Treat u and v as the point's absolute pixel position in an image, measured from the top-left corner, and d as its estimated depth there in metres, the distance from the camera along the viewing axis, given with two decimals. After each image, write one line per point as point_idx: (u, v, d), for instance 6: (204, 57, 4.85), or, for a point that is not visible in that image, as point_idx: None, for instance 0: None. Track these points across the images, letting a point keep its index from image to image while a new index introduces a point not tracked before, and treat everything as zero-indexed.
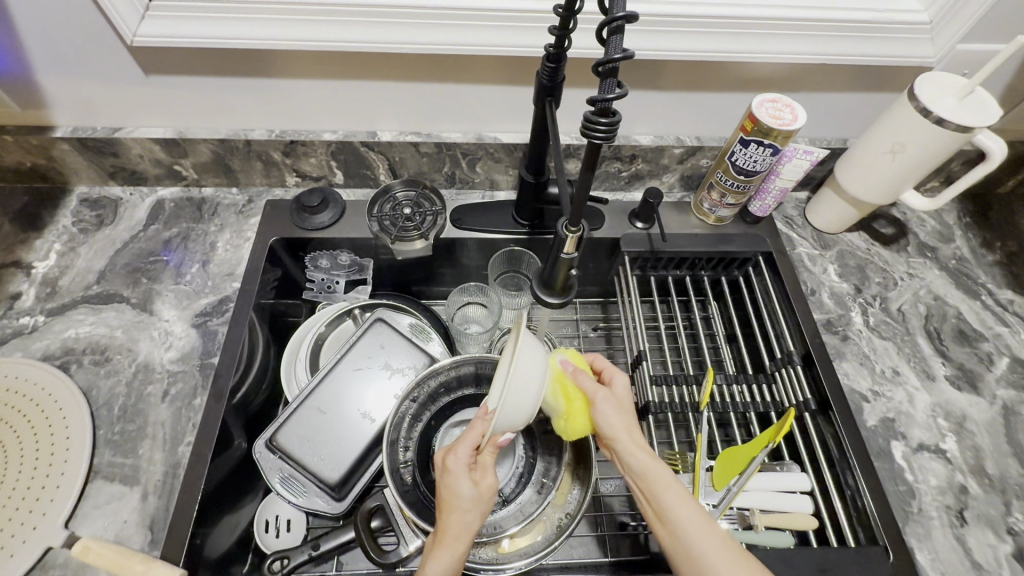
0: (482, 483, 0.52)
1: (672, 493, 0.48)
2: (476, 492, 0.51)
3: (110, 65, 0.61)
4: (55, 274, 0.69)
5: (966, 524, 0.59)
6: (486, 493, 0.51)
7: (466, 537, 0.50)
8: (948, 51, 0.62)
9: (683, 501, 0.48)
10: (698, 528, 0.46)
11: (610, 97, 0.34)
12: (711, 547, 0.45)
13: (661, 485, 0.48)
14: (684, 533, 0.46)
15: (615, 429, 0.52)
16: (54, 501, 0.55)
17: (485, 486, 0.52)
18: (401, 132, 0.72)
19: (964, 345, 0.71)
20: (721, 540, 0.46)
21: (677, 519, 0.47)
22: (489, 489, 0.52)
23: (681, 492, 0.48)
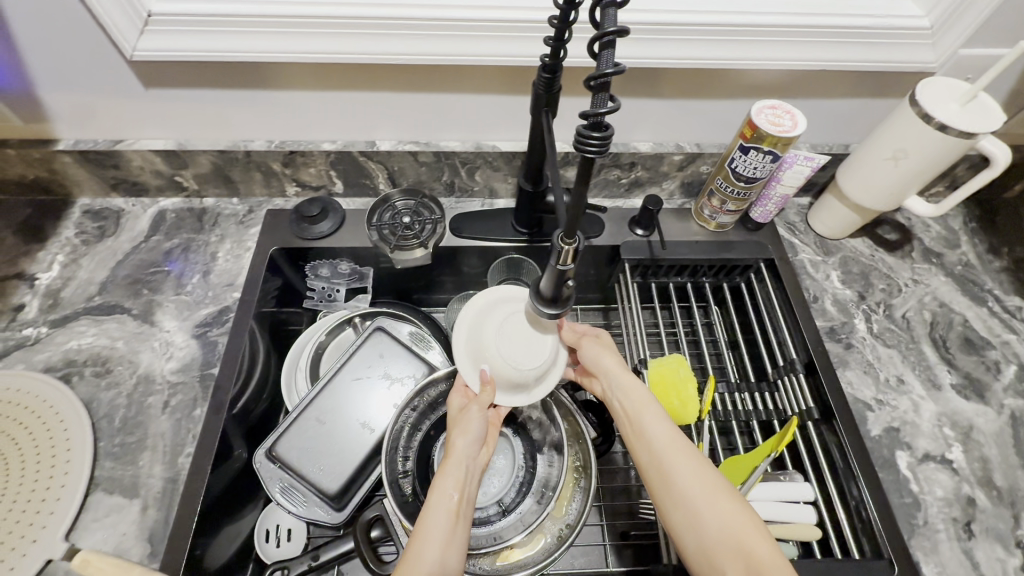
0: (465, 421, 0.57)
1: (650, 417, 0.53)
2: (459, 430, 0.56)
3: (111, 79, 0.61)
4: (57, 286, 0.69)
5: (973, 537, 0.58)
6: (466, 430, 0.56)
7: (452, 472, 0.53)
8: (951, 56, 0.61)
9: (659, 420, 0.53)
10: (667, 442, 0.50)
11: (602, 111, 0.33)
12: (678, 459, 0.49)
13: (644, 412, 0.54)
14: (657, 451, 0.50)
15: (606, 367, 0.59)
16: (54, 513, 0.55)
17: (466, 421, 0.57)
18: (400, 142, 0.72)
19: (970, 353, 0.70)
20: (691, 456, 0.49)
21: (652, 437, 0.51)
22: (472, 427, 0.56)
23: (656, 414, 0.53)
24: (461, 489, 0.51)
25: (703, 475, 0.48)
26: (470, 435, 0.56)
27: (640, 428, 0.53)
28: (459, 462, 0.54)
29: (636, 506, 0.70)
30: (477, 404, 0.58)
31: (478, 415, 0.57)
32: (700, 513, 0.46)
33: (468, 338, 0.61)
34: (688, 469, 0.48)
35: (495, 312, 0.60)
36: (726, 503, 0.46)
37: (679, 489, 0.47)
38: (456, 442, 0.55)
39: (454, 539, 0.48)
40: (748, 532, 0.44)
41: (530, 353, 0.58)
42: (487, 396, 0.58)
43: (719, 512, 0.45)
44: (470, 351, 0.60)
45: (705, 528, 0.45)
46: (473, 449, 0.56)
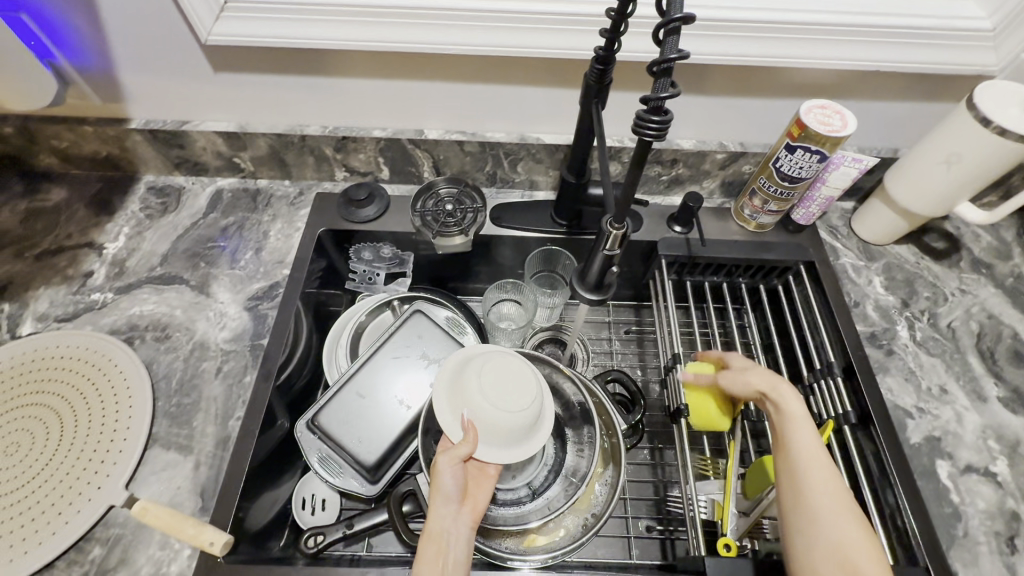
0: (436, 479, 0.53)
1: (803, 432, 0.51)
2: (433, 488, 0.52)
3: (186, 63, 0.66)
4: (123, 255, 0.74)
5: (1017, 552, 0.56)
6: (437, 490, 0.52)
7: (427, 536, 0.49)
8: (1013, 59, 0.59)
9: (810, 438, 0.51)
10: (813, 459, 0.49)
11: (663, 95, 0.35)
12: (820, 476, 0.48)
13: (795, 425, 0.52)
14: (798, 460, 0.49)
15: (762, 380, 0.57)
16: (116, 464, 0.59)
17: (435, 479, 0.53)
18: (448, 131, 0.74)
19: (1020, 366, 0.68)
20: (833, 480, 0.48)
21: (797, 450, 0.50)
22: (445, 485, 0.52)
23: (811, 433, 0.51)
24: (439, 549, 0.48)
25: (839, 499, 0.47)
26: (442, 493, 0.52)
27: (785, 438, 0.52)
28: (436, 524, 0.50)
29: (663, 501, 0.70)
30: (445, 456, 0.53)
31: (449, 469, 0.52)
32: (823, 530, 0.45)
33: (449, 395, 0.57)
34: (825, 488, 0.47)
35: (469, 362, 0.59)
36: (853, 530, 0.45)
37: (809, 500, 0.47)
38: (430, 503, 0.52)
39: None
40: (861, 554, 0.43)
41: (513, 390, 0.55)
42: (463, 446, 0.53)
43: (844, 536, 0.44)
44: (453, 406, 0.56)
45: (820, 545, 0.45)
46: (450, 503, 0.52)
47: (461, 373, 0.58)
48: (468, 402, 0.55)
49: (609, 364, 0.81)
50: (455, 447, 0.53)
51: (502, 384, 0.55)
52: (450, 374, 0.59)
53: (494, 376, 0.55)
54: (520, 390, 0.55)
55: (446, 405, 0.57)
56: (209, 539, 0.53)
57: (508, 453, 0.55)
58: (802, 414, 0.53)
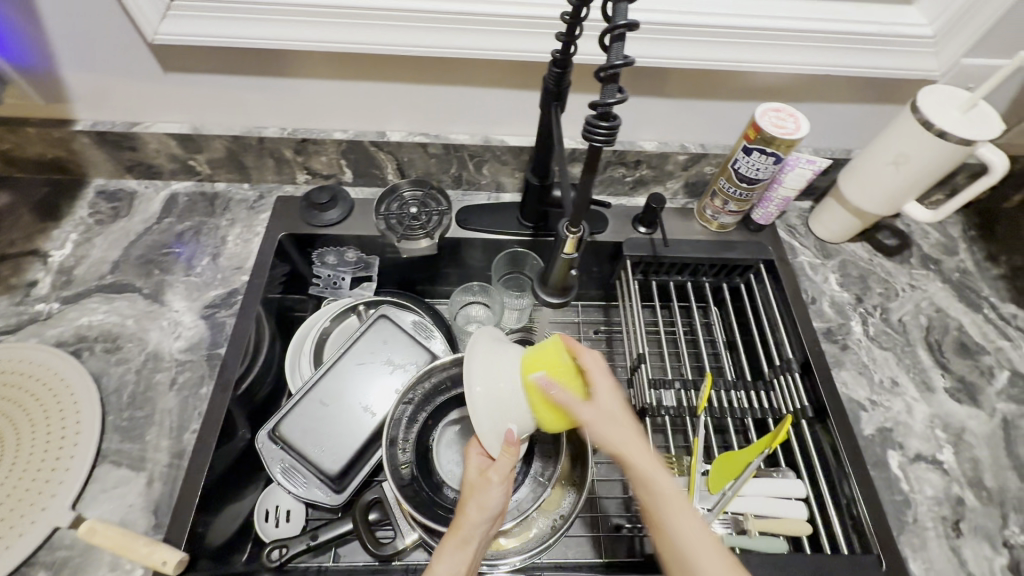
0: (484, 489, 0.54)
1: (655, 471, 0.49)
2: (477, 496, 0.54)
3: (134, 63, 0.63)
4: (71, 263, 0.71)
5: (962, 536, 0.58)
6: (485, 502, 0.54)
7: (461, 541, 0.52)
8: (953, 64, 0.62)
9: (663, 476, 0.49)
10: (671, 500, 0.48)
11: (610, 101, 0.35)
12: (679, 517, 0.47)
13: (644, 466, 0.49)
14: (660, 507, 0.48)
15: (590, 415, 0.51)
16: (63, 483, 0.56)
17: (486, 492, 0.54)
18: (411, 133, 0.73)
19: (964, 357, 0.71)
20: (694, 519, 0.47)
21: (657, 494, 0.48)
22: (491, 500, 0.54)
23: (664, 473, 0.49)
24: (469, 552, 0.52)
25: (704, 540, 0.46)
26: (487, 507, 0.54)
27: (659, 512, 0.48)
28: (472, 533, 0.53)
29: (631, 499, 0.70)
30: (496, 472, 0.54)
31: (498, 485, 0.54)
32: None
33: (486, 396, 0.52)
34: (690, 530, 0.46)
35: (500, 359, 0.54)
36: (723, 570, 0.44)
37: (678, 546, 0.46)
38: (471, 511, 0.54)
39: None
40: None
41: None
42: (509, 460, 0.54)
43: None
44: (490, 413, 0.52)
45: None
46: (489, 518, 0.54)
47: (493, 368, 0.53)
48: (513, 413, 0.53)
49: None
50: (501, 462, 0.54)
51: None
52: (485, 369, 0.53)
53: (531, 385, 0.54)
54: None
55: (483, 407, 0.52)
56: (163, 558, 0.51)
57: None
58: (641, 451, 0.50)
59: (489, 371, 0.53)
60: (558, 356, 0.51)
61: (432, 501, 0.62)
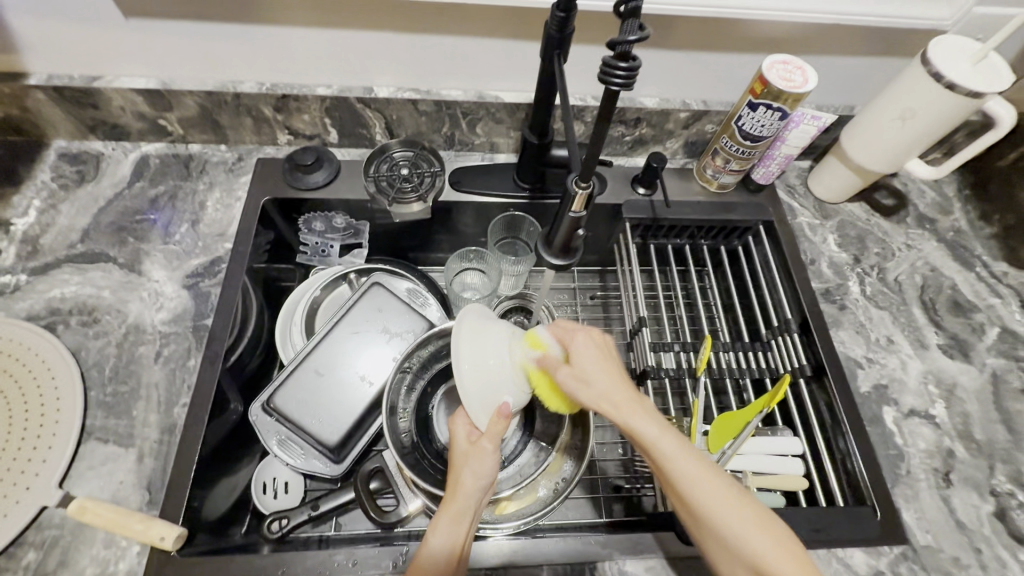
0: (476, 457, 0.52)
1: (666, 446, 0.46)
2: (471, 465, 0.52)
3: (90, 8, 0.57)
4: (36, 232, 0.66)
5: (952, 486, 0.60)
6: (480, 470, 0.52)
7: (455, 509, 0.50)
8: (965, 13, 0.60)
9: (675, 450, 0.46)
10: (688, 472, 0.45)
11: (631, 38, 0.32)
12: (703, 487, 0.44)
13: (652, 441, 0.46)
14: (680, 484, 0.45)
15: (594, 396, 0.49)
16: (46, 462, 0.53)
17: (478, 460, 0.52)
18: (400, 89, 0.69)
19: (957, 315, 0.72)
20: (720, 489, 0.44)
21: (674, 472, 0.45)
22: (486, 467, 0.52)
23: (676, 445, 0.46)
24: (466, 518, 0.50)
25: (735, 510, 0.43)
26: (481, 475, 0.51)
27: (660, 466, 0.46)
28: (468, 501, 0.51)
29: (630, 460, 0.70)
30: (487, 439, 0.52)
31: (490, 452, 0.52)
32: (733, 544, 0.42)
33: (476, 374, 0.50)
34: (716, 502, 0.44)
35: (488, 335, 0.53)
36: (762, 534, 0.42)
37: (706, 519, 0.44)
38: (466, 479, 0.51)
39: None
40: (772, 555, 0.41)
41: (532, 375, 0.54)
42: (499, 428, 0.51)
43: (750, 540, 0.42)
44: (478, 386, 0.50)
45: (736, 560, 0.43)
46: (484, 486, 0.52)
47: (482, 342, 0.52)
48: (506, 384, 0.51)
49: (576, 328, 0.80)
50: (491, 429, 0.51)
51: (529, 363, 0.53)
52: (472, 346, 0.51)
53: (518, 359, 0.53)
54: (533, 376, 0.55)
55: (473, 385, 0.50)
56: (160, 533, 0.49)
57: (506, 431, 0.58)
58: (648, 425, 0.47)
59: (479, 345, 0.52)
60: (542, 335, 0.53)
61: (433, 469, 0.61)
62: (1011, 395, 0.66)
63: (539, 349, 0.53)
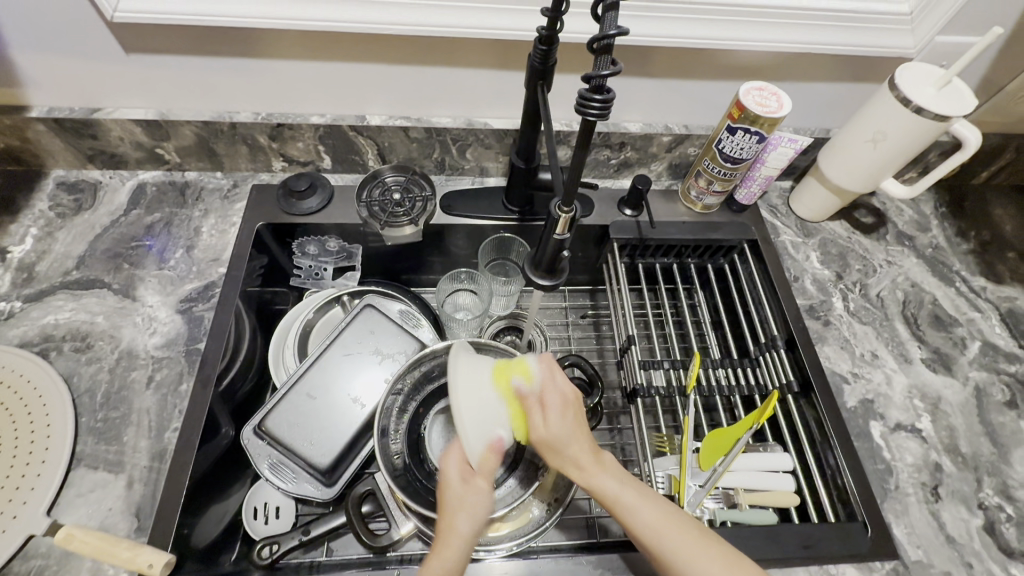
0: (471, 500, 0.50)
1: (628, 497, 0.49)
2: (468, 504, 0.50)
3: (91, 44, 0.59)
4: (31, 260, 0.67)
5: (940, 499, 0.61)
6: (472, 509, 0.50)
7: (447, 557, 0.48)
8: (928, 42, 0.63)
9: (637, 500, 0.49)
10: (652, 526, 0.48)
11: (604, 73, 0.34)
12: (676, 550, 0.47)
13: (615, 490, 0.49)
14: (647, 538, 0.48)
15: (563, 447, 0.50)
16: (35, 490, 0.53)
17: (474, 502, 0.50)
18: (391, 117, 0.71)
19: (939, 330, 0.73)
20: (702, 549, 0.47)
21: (642, 529, 0.48)
22: (482, 509, 0.50)
23: (636, 496, 0.49)
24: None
25: (728, 570, 0.46)
26: (475, 515, 0.50)
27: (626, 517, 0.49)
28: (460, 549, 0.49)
29: None
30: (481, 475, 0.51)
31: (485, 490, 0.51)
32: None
33: (473, 409, 0.48)
34: (695, 556, 0.46)
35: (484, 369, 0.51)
36: None
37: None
38: (459, 524, 0.50)
39: None
40: None
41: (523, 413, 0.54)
42: (490, 464, 0.50)
43: None
44: (477, 423, 0.48)
45: None
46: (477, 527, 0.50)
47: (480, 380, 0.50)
48: (499, 419, 0.49)
49: (567, 348, 0.81)
50: (483, 466, 0.50)
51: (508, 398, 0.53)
52: (469, 380, 0.49)
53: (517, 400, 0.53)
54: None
55: (473, 417, 0.48)
56: (148, 560, 0.49)
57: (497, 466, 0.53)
58: (611, 482, 0.50)
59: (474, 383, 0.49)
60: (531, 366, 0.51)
61: (425, 492, 0.61)
62: (994, 407, 0.67)
63: (527, 381, 0.51)
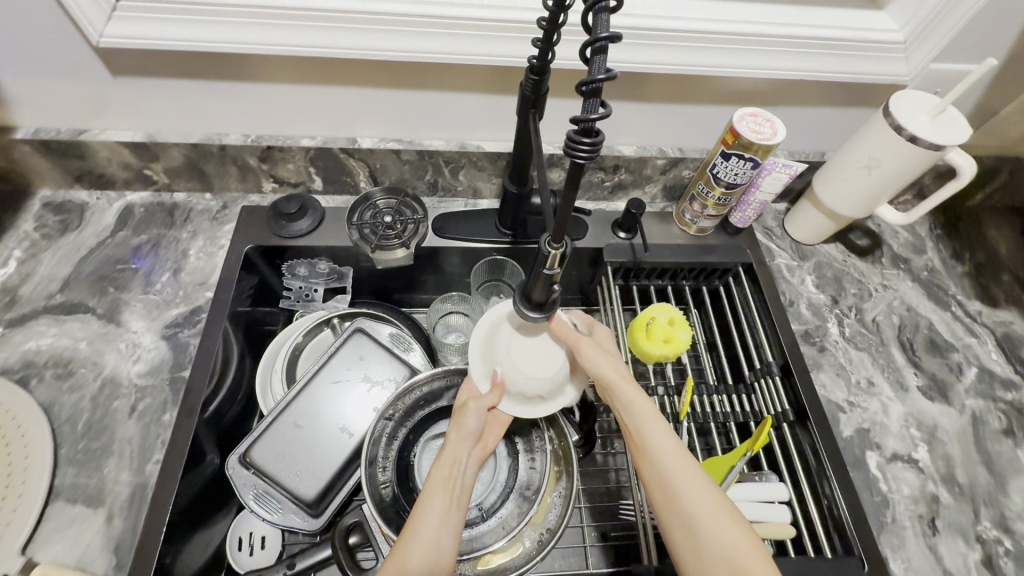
0: (461, 417, 0.57)
1: (655, 425, 0.52)
2: (457, 423, 0.57)
3: (76, 66, 0.58)
4: (15, 283, 0.65)
5: (938, 533, 0.60)
6: (461, 426, 0.56)
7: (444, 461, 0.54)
8: (922, 69, 0.63)
9: (662, 430, 0.52)
10: (673, 461, 0.50)
11: (593, 116, 0.33)
12: (691, 491, 0.48)
13: (649, 418, 0.53)
14: (664, 463, 0.50)
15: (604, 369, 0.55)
16: (10, 525, 0.52)
17: (465, 417, 0.57)
18: (383, 139, 0.71)
19: (935, 356, 0.73)
20: (711, 497, 0.48)
21: (661, 453, 0.50)
22: (469, 422, 0.56)
23: (663, 430, 0.52)
24: (453, 487, 0.52)
25: (733, 523, 0.47)
26: (467, 429, 0.56)
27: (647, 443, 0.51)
28: (452, 456, 0.54)
29: (616, 508, 0.70)
30: (475, 403, 0.58)
31: (477, 414, 0.57)
32: (713, 557, 0.45)
33: (484, 347, 0.61)
34: (707, 502, 0.48)
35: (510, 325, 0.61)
36: (736, 530, 0.46)
37: (687, 517, 0.47)
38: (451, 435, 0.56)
39: (449, 524, 0.49)
40: (742, 548, 0.45)
41: (538, 364, 0.59)
42: (492, 398, 0.58)
43: (723, 533, 0.46)
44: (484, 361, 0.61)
45: (706, 544, 0.46)
46: (469, 445, 0.55)
47: (499, 333, 0.61)
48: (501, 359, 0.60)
49: None
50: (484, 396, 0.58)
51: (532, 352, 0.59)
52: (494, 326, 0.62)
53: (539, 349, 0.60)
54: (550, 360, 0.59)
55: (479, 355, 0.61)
56: None
57: (517, 408, 0.60)
58: (646, 408, 0.53)
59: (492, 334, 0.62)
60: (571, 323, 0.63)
61: None
62: (991, 436, 0.67)
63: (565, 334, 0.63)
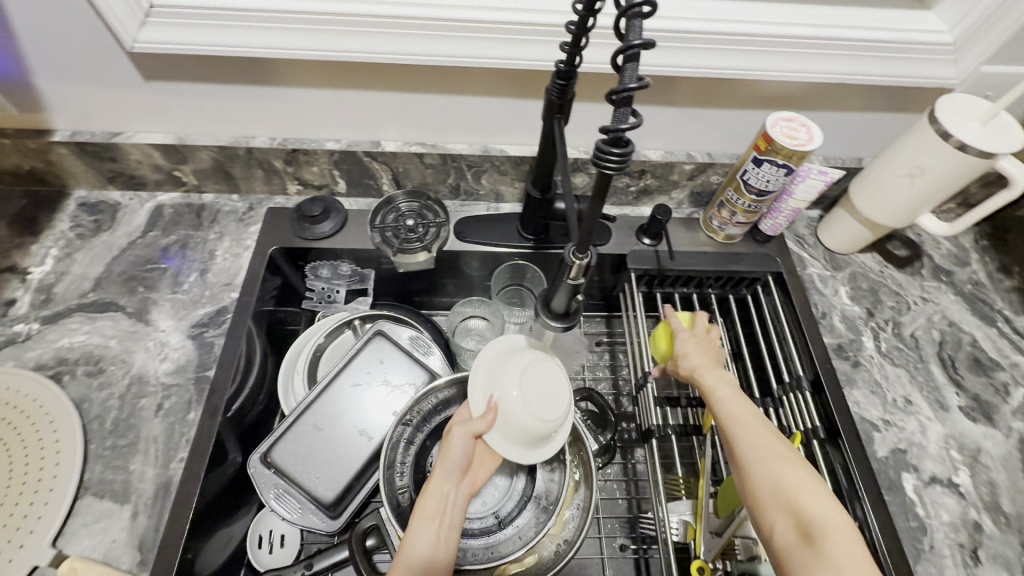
0: (445, 445, 0.54)
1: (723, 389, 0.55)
2: (441, 453, 0.54)
3: (110, 71, 0.60)
4: (51, 281, 0.68)
5: (980, 564, 0.57)
6: (445, 458, 0.53)
7: (430, 496, 0.51)
8: (972, 72, 0.59)
9: (727, 392, 0.55)
10: (734, 416, 0.52)
11: (622, 126, 0.32)
12: (748, 438, 0.50)
13: (714, 388, 0.55)
14: (726, 418, 0.53)
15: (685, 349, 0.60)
16: (42, 518, 0.54)
17: (447, 446, 0.54)
18: (407, 142, 0.70)
19: (979, 374, 0.69)
20: (770, 445, 0.50)
21: (723, 410, 0.53)
22: (454, 452, 0.53)
23: (731, 393, 0.55)
24: (439, 522, 0.49)
25: (792, 469, 0.47)
26: (451, 461, 0.53)
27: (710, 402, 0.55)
28: (438, 490, 0.52)
29: (636, 519, 0.69)
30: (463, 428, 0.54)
31: (460, 439, 0.54)
32: (765, 493, 0.47)
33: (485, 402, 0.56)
34: (766, 450, 0.49)
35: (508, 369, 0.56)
36: (792, 473, 0.47)
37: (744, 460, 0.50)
38: (438, 464, 0.53)
39: (437, 560, 0.47)
40: (798, 488, 0.46)
41: (546, 404, 0.55)
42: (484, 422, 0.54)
43: (778, 475, 0.47)
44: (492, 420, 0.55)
45: (760, 484, 0.47)
46: (455, 475, 0.53)
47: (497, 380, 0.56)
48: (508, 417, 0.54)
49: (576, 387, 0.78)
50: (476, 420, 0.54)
51: (538, 393, 0.55)
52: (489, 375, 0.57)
53: (545, 380, 0.56)
54: (557, 400, 0.55)
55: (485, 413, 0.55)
56: None
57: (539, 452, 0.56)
58: (712, 376, 0.56)
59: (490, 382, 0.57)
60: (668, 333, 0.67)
61: None
62: None
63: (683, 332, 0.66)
